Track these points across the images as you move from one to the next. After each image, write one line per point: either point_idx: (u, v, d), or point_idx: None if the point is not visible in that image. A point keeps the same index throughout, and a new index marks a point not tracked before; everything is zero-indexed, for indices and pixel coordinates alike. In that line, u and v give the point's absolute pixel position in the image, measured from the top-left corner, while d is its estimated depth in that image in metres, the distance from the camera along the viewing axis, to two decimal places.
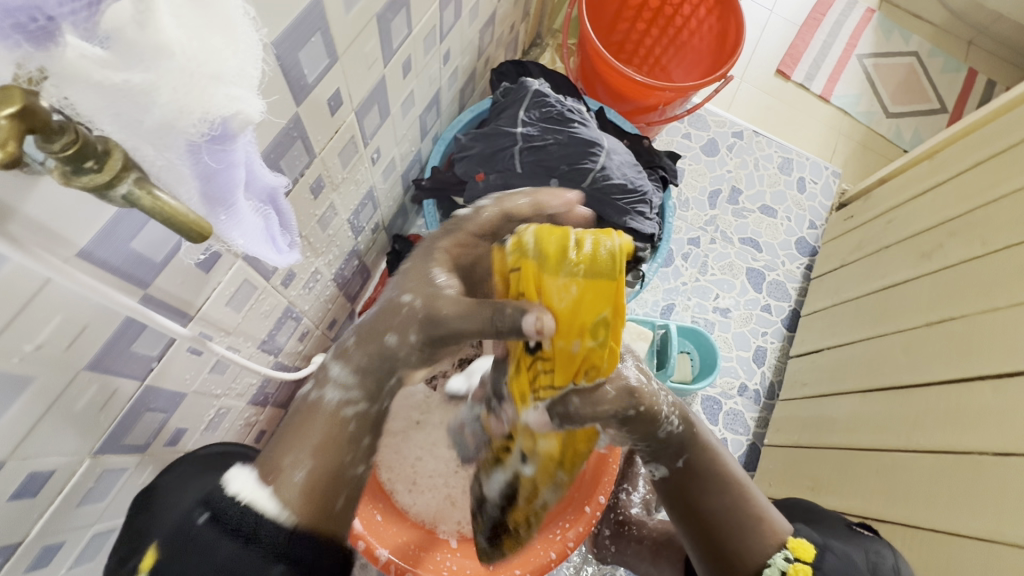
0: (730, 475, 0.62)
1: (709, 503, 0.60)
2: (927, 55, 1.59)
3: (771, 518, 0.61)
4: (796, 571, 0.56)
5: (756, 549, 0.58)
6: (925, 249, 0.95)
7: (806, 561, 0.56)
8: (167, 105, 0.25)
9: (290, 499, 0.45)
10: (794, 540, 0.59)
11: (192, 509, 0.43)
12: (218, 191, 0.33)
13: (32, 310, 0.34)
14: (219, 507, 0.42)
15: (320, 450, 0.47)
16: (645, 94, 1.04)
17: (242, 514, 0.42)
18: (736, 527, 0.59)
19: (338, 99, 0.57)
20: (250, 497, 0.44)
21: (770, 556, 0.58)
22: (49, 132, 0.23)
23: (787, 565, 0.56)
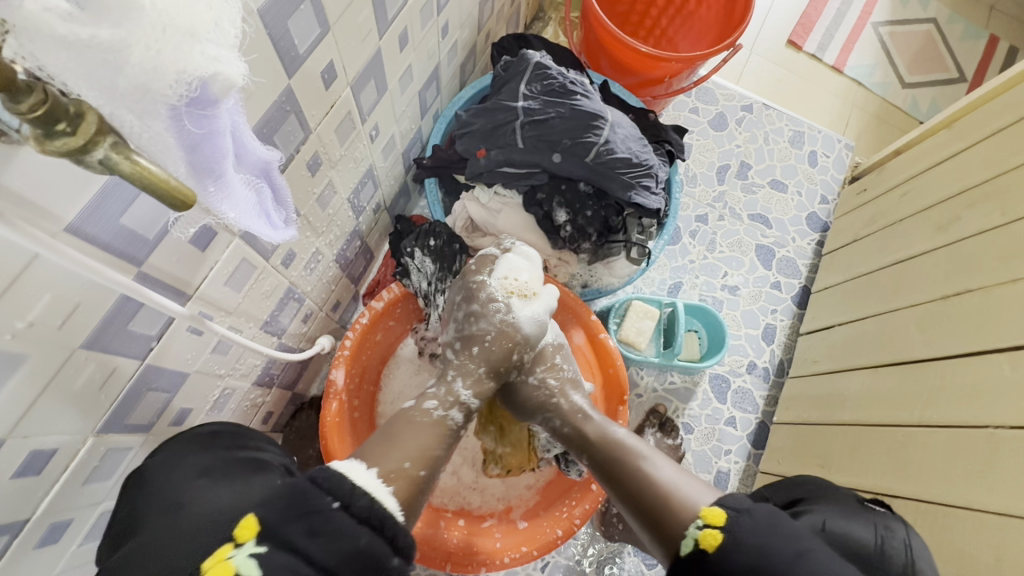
0: (636, 458, 0.65)
1: (624, 488, 0.63)
2: (946, 22, 1.53)
3: (682, 489, 0.59)
4: (705, 538, 0.52)
5: (671, 519, 0.57)
6: (941, 222, 0.92)
7: (716, 527, 0.52)
8: (141, 66, 0.24)
9: (407, 494, 0.56)
10: (708, 508, 0.54)
11: (318, 495, 0.47)
12: (205, 161, 0.32)
13: (21, 286, 0.34)
14: (349, 497, 0.48)
15: (423, 455, 0.61)
16: (650, 66, 1.00)
17: (373, 505, 0.49)
18: (646, 506, 0.60)
19: (332, 72, 0.56)
20: (376, 491, 0.51)
21: (686, 529, 0.55)
22: (14, 90, 0.22)
23: (697, 533, 0.53)
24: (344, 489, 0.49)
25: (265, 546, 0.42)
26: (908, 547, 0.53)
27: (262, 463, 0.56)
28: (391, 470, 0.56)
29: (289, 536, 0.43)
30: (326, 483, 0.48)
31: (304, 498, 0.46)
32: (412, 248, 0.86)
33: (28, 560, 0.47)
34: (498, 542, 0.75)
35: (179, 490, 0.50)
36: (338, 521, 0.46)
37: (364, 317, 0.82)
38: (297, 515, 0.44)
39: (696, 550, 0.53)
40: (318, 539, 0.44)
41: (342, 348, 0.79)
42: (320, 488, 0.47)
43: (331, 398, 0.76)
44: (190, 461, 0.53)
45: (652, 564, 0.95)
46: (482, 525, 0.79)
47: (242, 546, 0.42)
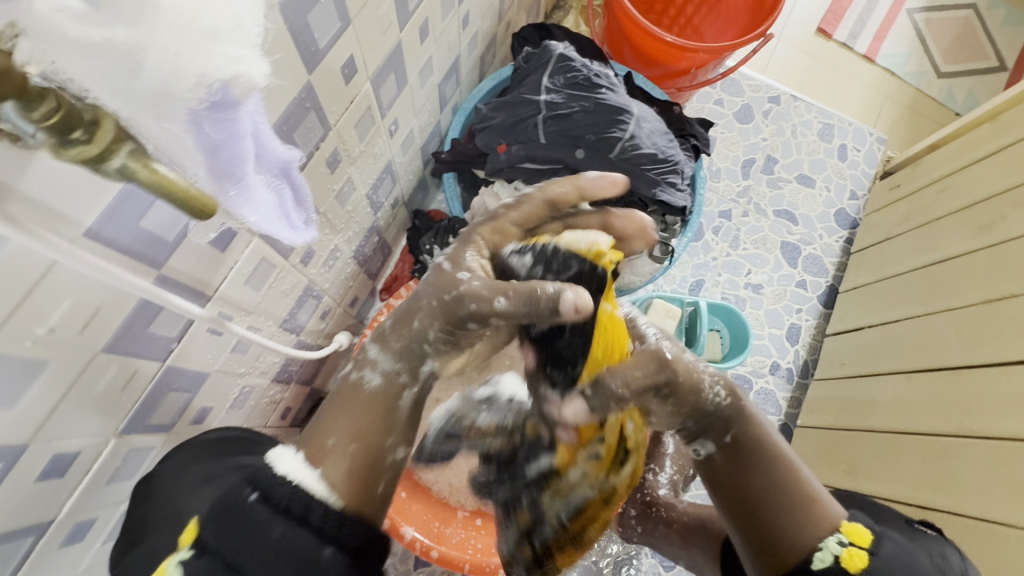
0: (777, 452, 0.55)
1: (756, 482, 0.54)
2: (986, 8, 1.46)
3: (823, 499, 0.54)
4: (851, 556, 0.50)
5: (808, 533, 0.52)
6: (984, 222, 0.88)
7: (862, 547, 0.51)
8: (160, 68, 0.23)
9: (339, 476, 0.46)
10: (849, 525, 0.52)
11: (238, 490, 0.43)
12: (225, 163, 0.31)
13: (39, 293, 0.33)
14: (268, 487, 0.43)
15: (358, 429, 0.50)
16: (676, 57, 0.97)
17: (296, 492, 0.43)
18: (786, 510, 0.53)
19: (352, 66, 0.54)
20: (300, 475, 0.45)
21: (822, 541, 0.51)
22: (27, 97, 0.20)
23: (841, 550, 0.50)
24: (269, 479, 0.44)
25: (191, 553, 0.41)
26: (966, 572, 0.51)
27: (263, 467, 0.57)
28: (314, 447, 0.48)
29: (206, 540, 0.41)
30: (250, 476, 0.44)
31: (225, 494, 0.44)
32: (430, 245, 0.87)
33: (53, 559, 0.47)
34: None
35: (179, 496, 0.52)
36: (254, 514, 0.42)
37: (383, 315, 0.81)
38: (215, 518, 0.42)
39: (836, 566, 0.50)
40: (230, 542, 0.41)
41: (359, 348, 0.79)
42: (243, 481, 0.44)
43: None
44: (198, 467, 0.55)
45: (670, 567, 0.94)
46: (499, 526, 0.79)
47: (180, 552, 0.42)
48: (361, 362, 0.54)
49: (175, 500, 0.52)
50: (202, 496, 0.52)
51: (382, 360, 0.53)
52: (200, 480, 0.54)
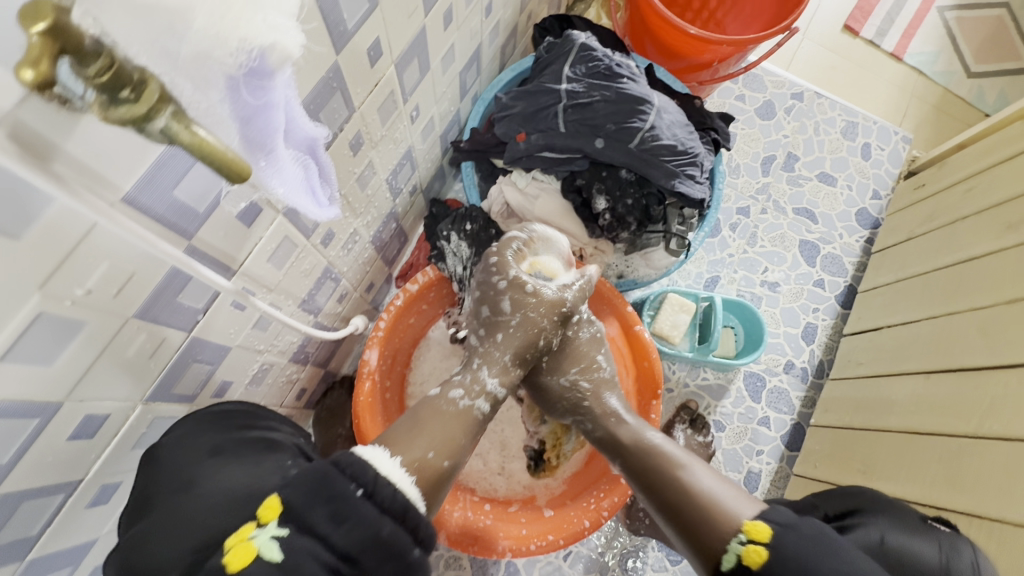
0: (675, 465, 0.65)
1: (661, 496, 0.64)
2: (1020, 6, 1.42)
3: (724, 500, 0.58)
4: (747, 554, 0.52)
5: (710, 533, 0.57)
6: (1011, 220, 0.86)
7: (761, 542, 0.52)
8: (204, 31, 0.24)
9: (427, 483, 0.56)
10: (750, 521, 0.54)
11: (341, 481, 0.46)
12: (257, 134, 0.32)
13: (80, 255, 0.35)
14: (374, 485, 0.47)
15: (447, 445, 0.61)
16: (698, 49, 0.96)
17: (397, 494, 0.48)
18: (686, 519, 0.60)
19: (378, 50, 0.55)
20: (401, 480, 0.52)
21: (727, 542, 0.55)
22: (83, 54, 0.22)
23: (740, 548, 0.53)
24: (368, 475, 0.48)
25: (288, 529, 0.43)
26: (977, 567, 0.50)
27: (271, 444, 0.58)
28: (416, 459, 0.57)
29: (311, 520, 0.43)
30: (351, 471, 0.47)
31: (328, 481, 0.45)
32: (448, 232, 0.87)
33: (81, 518, 0.49)
34: (524, 528, 0.75)
35: (189, 468, 0.51)
36: (361, 508, 0.45)
37: (399, 299, 0.82)
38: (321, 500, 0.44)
39: (739, 566, 0.53)
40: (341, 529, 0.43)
41: (376, 330, 0.80)
42: (345, 474, 0.47)
43: (365, 377, 0.77)
44: (205, 438, 0.54)
45: (677, 560, 0.93)
46: (508, 512, 0.79)
47: (265, 526, 0.43)
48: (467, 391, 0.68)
49: (183, 471, 0.51)
50: (214, 469, 0.52)
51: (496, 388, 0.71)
52: (207, 454, 0.53)
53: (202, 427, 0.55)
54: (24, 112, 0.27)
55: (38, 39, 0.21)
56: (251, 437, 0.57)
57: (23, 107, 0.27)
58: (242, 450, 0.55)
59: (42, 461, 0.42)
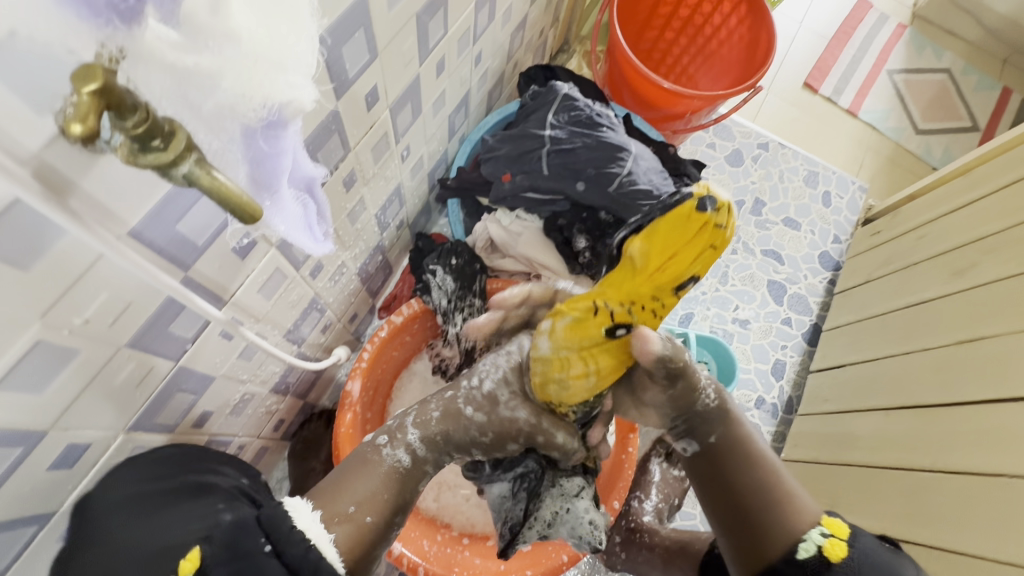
0: (755, 452, 0.61)
1: (740, 482, 0.59)
2: (959, 72, 1.56)
3: (803, 496, 0.59)
4: (833, 545, 0.54)
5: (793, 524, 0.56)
6: (957, 267, 0.94)
7: (841, 538, 0.55)
8: (231, 91, 0.26)
9: (350, 543, 0.50)
10: (828, 519, 0.57)
11: (252, 539, 0.46)
12: (265, 176, 0.34)
13: (83, 285, 0.36)
14: (285, 543, 0.46)
15: (376, 497, 0.54)
16: (672, 102, 1.04)
17: (308, 554, 0.46)
18: (766, 500, 0.58)
19: (375, 95, 0.58)
20: (318, 538, 0.48)
21: (804, 534, 0.55)
22: (123, 108, 0.24)
23: (822, 539, 0.54)
24: (282, 530, 0.47)
25: None
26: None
27: (204, 488, 0.55)
28: (335, 512, 0.51)
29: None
30: (266, 523, 0.47)
31: (238, 540, 0.45)
32: (434, 266, 0.89)
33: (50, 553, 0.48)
34: (502, 564, 0.75)
35: (105, 525, 0.48)
36: (267, 565, 0.44)
37: (383, 331, 0.83)
38: (230, 563, 0.44)
39: (817, 557, 0.54)
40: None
41: (359, 360, 0.81)
42: (258, 528, 0.47)
43: (346, 409, 0.78)
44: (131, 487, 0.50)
45: None
46: (487, 546, 0.80)
47: None
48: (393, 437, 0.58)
49: (98, 527, 0.47)
50: (132, 524, 0.49)
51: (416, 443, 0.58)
52: (124, 507, 0.49)
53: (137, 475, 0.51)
54: (50, 153, 0.29)
55: (87, 97, 0.23)
56: (186, 481, 0.54)
57: (49, 149, 0.29)
58: (167, 500, 0.51)
59: (20, 490, 0.41)
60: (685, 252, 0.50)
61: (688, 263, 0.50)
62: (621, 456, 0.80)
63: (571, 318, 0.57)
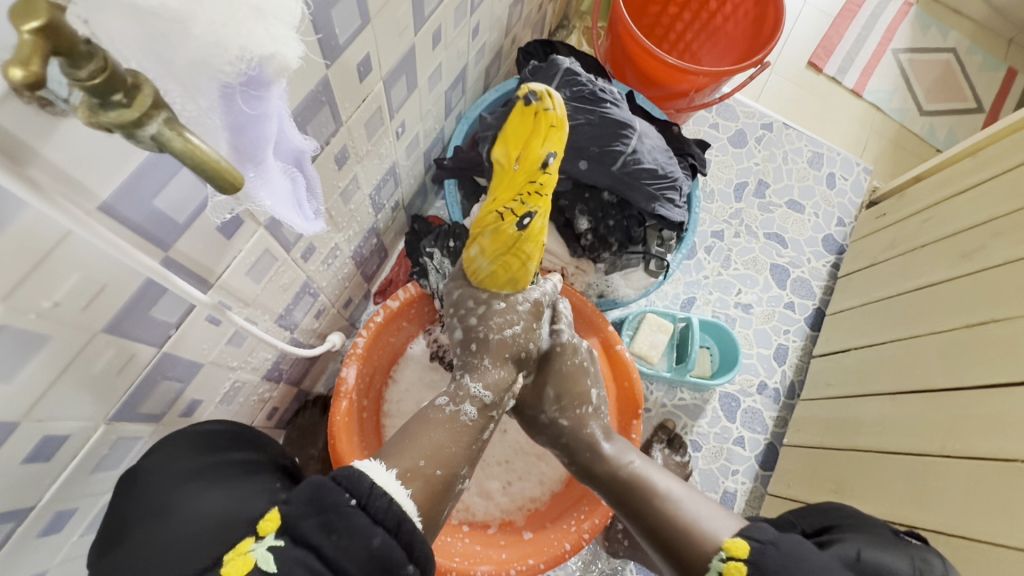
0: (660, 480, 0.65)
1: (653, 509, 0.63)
2: (965, 52, 1.53)
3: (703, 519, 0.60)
4: (731, 570, 0.54)
5: (693, 551, 0.58)
6: (964, 250, 0.92)
7: (740, 558, 0.54)
8: (203, 38, 0.23)
9: (424, 496, 0.52)
10: (729, 540, 0.56)
11: (334, 492, 0.43)
12: (246, 143, 0.31)
13: (51, 263, 0.33)
14: (368, 497, 0.45)
15: (440, 453, 0.57)
16: (675, 79, 1.00)
17: (390, 506, 0.45)
18: (665, 541, 0.61)
19: (367, 65, 0.55)
20: (395, 492, 0.48)
21: (709, 561, 0.56)
22: (75, 56, 0.21)
23: (721, 566, 0.55)
24: (362, 487, 0.45)
25: (284, 540, 0.41)
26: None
27: (256, 467, 0.58)
28: (408, 468, 0.53)
29: (306, 532, 0.41)
30: (342, 480, 0.45)
31: (322, 492, 0.43)
32: (431, 249, 0.86)
33: (30, 549, 0.46)
34: (504, 553, 0.74)
35: (170, 493, 0.52)
36: (353, 518, 0.42)
37: (379, 316, 0.81)
38: (320, 513, 0.42)
39: None
40: (331, 540, 0.41)
41: (354, 347, 0.78)
42: (337, 485, 0.44)
43: (341, 397, 0.75)
44: (185, 463, 0.54)
45: None
46: (487, 534, 0.79)
47: (264, 538, 0.42)
48: (456, 398, 0.64)
49: (163, 495, 0.52)
50: (197, 492, 0.53)
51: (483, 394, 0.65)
52: (188, 476, 0.53)
53: (179, 453, 0.54)
54: (1, 113, 0.26)
55: (29, 36, 0.20)
56: (239, 459, 0.58)
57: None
58: (226, 475, 0.55)
59: None
60: (536, 132, 0.67)
61: (540, 142, 0.67)
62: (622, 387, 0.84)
63: (489, 232, 0.70)
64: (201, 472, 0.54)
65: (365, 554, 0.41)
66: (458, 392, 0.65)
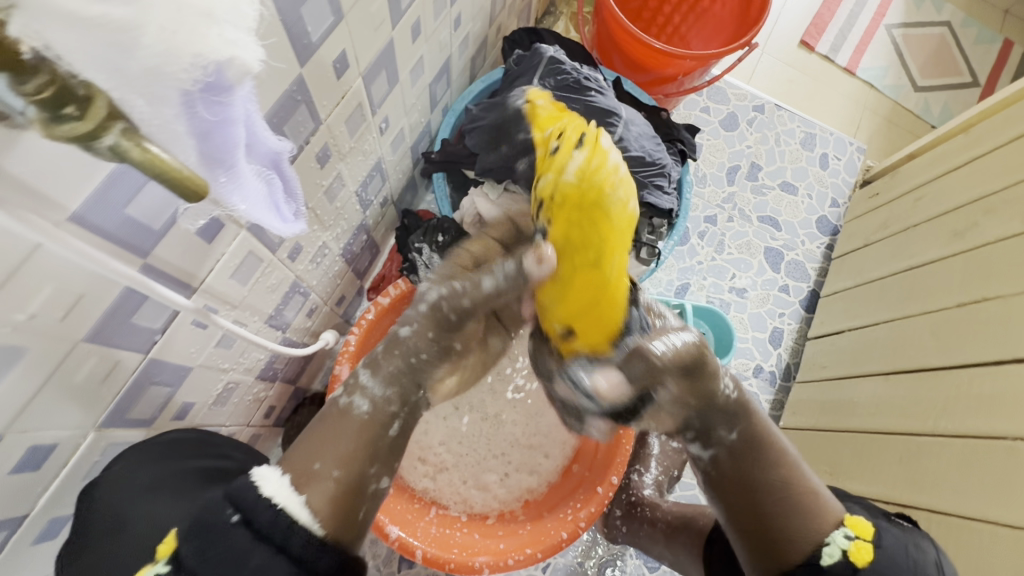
0: (777, 447, 0.59)
1: (751, 484, 0.57)
2: (960, 25, 1.51)
3: (828, 500, 0.56)
4: (858, 548, 0.52)
5: (809, 526, 0.54)
6: (958, 227, 0.91)
7: (867, 540, 0.53)
8: (155, 47, 0.23)
9: (324, 502, 0.47)
10: (851, 518, 0.55)
11: (218, 509, 0.45)
12: (216, 150, 0.30)
13: (23, 276, 0.33)
14: (251, 510, 0.44)
15: (347, 455, 0.51)
16: (663, 64, 0.99)
17: (278, 518, 0.45)
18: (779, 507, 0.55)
19: (344, 62, 0.54)
20: (288, 502, 0.46)
21: (828, 536, 0.53)
22: (22, 71, 0.22)
23: (847, 543, 0.52)
24: (249, 499, 0.45)
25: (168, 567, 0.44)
26: (940, 563, 0.53)
27: (217, 475, 0.57)
28: (297, 471, 0.49)
29: (183, 555, 0.43)
30: (230, 496, 0.45)
31: (205, 513, 0.45)
32: (420, 244, 0.87)
33: (26, 556, 0.47)
34: (501, 543, 0.74)
35: (131, 505, 0.51)
36: (233, 536, 0.43)
37: (370, 312, 0.81)
38: (194, 535, 0.44)
39: (844, 561, 0.52)
40: (209, 564, 0.42)
41: (346, 345, 0.78)
42: (224, 500, 0.45)
43: (335, 394, 0.76)
44: (144, 471, 0.52)
45: (655, 568, 0.94)
46: (485, 525, 0.80)
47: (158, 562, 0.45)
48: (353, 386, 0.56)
49: (125, 508, 0.50)
50: (153, 503, 0.52)
51: (373, 388, 0.55)
52: (153, 486, 0.52)
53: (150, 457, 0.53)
54: None
55: None
56: (198, 466, 0.56)
57: None
58: (192, 483, 0.54)
59: None
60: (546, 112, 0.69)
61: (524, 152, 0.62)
62: None
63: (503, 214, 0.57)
64: (158, 482, 0.53)
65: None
66: (353, 382, 0.56)
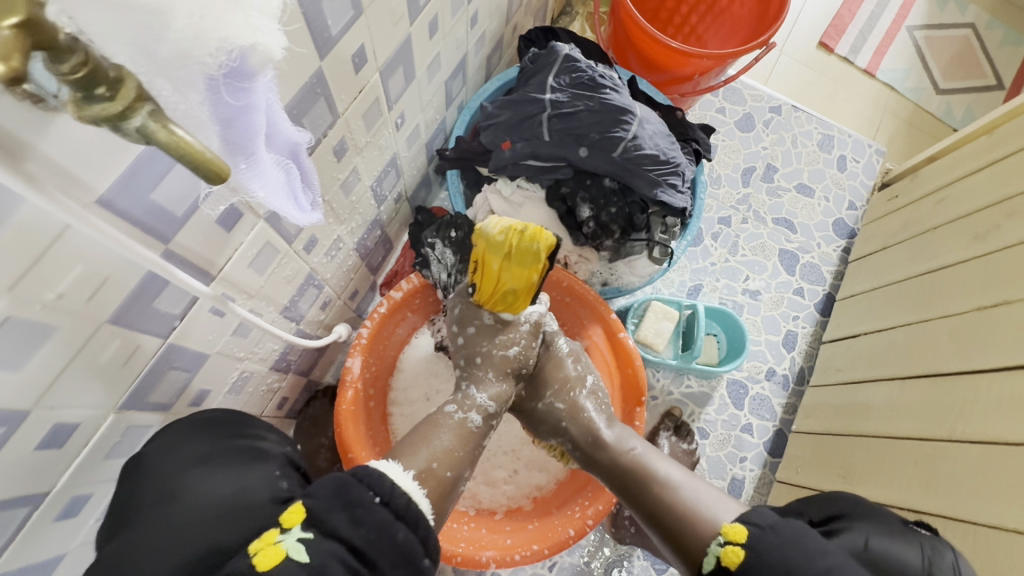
0: (655, 479, 0.68)
1: (639, 512, 0.67)
2: (984, 27, 1.48)
3: (700, 509, 0.61)
4: (726, 556, 0.55)
5: (693, 538, 0.60)
6: (978, 231, 0.90)
7: (737, 543, 0.55)
8: (184, 30, 0.24)
9: (436, 497, 0.59)
10: (729, 524, 0.57)
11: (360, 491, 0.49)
12: (237, 135, 0.31)
13: (53, 256, 0.34)
14: (388, 494, 0.50)
15: (449, 456, 0.63)
16: (679, 63, 0.99)
17: (409, 503, 0.51)
18: (667, 528, 0.63)
19: (362, 56, 0.55)
20: (413, 492, 0.54)
21: (708, 546, 0.58)
22: (57, 51, 0.22)
23: (719, 550, 0.56)
24: (382, 485, 0.51)
25: (311, 533, 0.45)
26: (957, 567, 0.53)
27: (262, 454, 0.57)
28: (422, 470, 0.59)
29: (334, 524, 0.46)
30: (363, 480, 0.51)
31: (346, 489, 0.48)
32: (432, 240, 0.86)
33: (48, 532, 0.48)
34: (508, 539, 0.75)
35: (173, 479, 0.51)
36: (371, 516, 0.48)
37: (382, 307, 0.82)
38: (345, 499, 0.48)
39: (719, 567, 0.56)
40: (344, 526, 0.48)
41: (359, 338, 0.79)
42: (360, 483, 0.50)
43: (347, 386, 0.76)
44: (190, 447, 0.54)
45: (662, 569, 0.93)
46: (493, 520, 0.80)
47: (289, 530, 0.45)
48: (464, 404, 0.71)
49: (168, 480, 0.51)
50: (200, 478, 0.52)
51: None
52: (193, 464, 0.53)
53: (192, 434, 0.55)
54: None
55: (9, 33, 0.21)
56: (245, 445, 0.57)
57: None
58: (229, 460, 0.55)
59: (7, 471, 0.40)
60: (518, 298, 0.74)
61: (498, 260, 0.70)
62: (627, 375, 0.85)
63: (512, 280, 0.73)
64: (207, 457, 0.54)
65: (393, 545, 0.46)
66: (465, 400, 0.72)
